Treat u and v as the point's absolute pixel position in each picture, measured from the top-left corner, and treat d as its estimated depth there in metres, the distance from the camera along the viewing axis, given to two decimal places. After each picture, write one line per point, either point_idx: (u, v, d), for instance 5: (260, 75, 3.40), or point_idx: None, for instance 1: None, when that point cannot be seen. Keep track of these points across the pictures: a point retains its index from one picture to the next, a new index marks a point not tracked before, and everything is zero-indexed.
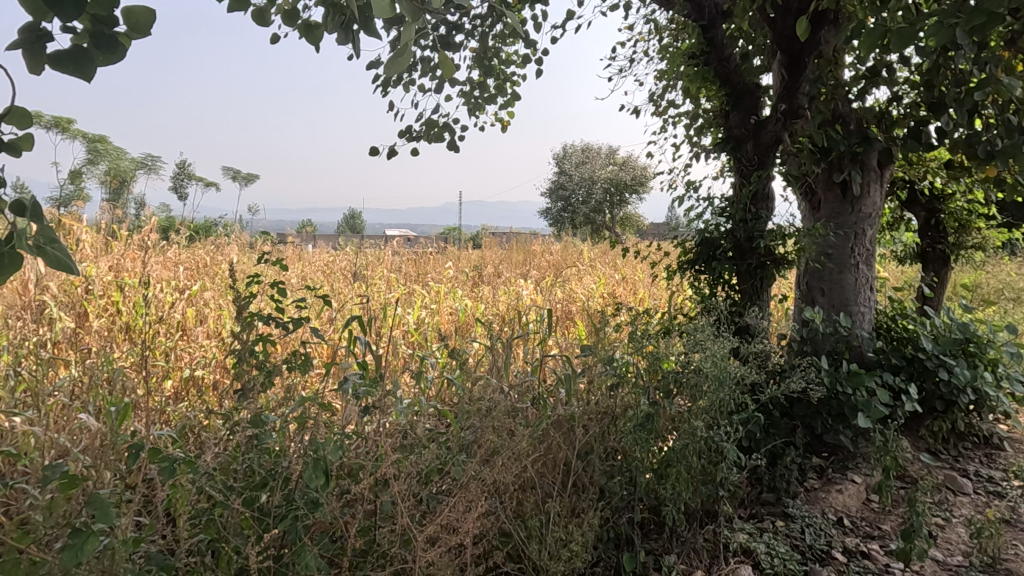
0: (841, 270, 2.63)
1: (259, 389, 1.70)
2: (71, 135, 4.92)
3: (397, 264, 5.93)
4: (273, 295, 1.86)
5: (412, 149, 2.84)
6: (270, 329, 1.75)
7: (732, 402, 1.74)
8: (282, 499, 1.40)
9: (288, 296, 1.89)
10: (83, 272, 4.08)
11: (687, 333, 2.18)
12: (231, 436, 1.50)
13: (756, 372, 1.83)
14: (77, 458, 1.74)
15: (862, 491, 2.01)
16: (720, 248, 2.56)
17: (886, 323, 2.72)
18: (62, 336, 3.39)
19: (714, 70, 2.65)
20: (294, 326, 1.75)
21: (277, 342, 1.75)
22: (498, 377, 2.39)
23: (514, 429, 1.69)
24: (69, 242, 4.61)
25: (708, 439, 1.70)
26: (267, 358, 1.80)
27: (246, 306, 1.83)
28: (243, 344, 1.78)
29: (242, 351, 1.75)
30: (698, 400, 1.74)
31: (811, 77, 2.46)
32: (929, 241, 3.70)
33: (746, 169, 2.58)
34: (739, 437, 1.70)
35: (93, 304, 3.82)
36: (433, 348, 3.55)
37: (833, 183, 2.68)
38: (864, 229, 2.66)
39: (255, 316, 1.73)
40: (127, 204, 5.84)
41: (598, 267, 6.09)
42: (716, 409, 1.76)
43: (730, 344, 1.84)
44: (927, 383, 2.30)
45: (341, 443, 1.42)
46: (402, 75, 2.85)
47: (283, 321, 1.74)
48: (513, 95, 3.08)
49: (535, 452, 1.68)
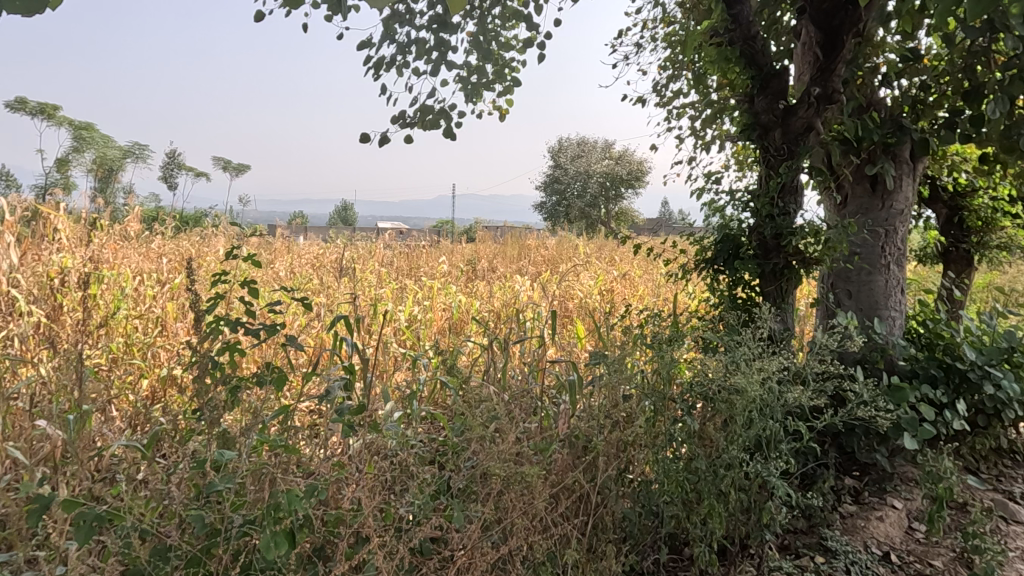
0: (870, 272, 2.44)
1: (227, 406, 1.49)
2: (54, 121, 4.68)
3: (389, 258, 5.72)
4: (243, 300, 1.62)
5: (405, 138, 2.55)
6: (239, 339, 1.50)
7: (777, 425, 1.54)
8: (240, 559, 1.25)
9: (262, 300, 1.66)
10: (60, 263, 3.86)
11: (710, 340, 1.98)
12: (192, 469, 1.32)
13: (797, 389, 1.62)
14: (33, 474, 1.55)
15: (904, 519, 1.81)
16: (742, 247, 2.37)
17: (917, 329, 2.53)
18: (33, 331, 3.19)
19: (738, 50, 2.45)
20: (267, 335, 1.50)
21: (247, 353, 1.51)
22: (497, 389, 2.16)
23: (522, 455, 1.50)
24: (46, 232, 4.39)
25: (745, 467, 1.51)
26: (239, 369, 1.60)
27: (208, 312, 1.59)
28: (206, 354, 1.55)
29: (207, 362, 1.52)
30: (737, 420, 1.53)
31: (848, 58, 2.26)
32: (952, 239, 3.48)
33: (774, 159, 2.38)
34: (781, 466, 1.51)
35: (68, 297, 3.57)
36: (425, 348, 3.36)
37: (863, 176, 2.48)
38: (896, 227, 2.47)
39: (219, 325, 1.49)
40: (114, 193, 5.63)
41: (595, 263, 5.90)
42: (756, 428, 1.56)
43: (773, 357, 1.61)
44: (970, 397, 2.11)
45: (319, 486, 1.22)
46: (395, 57, 2.55)
47: (254, 330, 1.49)
48: (513, 81, 2.83)
49: (542, 481, 1.50)
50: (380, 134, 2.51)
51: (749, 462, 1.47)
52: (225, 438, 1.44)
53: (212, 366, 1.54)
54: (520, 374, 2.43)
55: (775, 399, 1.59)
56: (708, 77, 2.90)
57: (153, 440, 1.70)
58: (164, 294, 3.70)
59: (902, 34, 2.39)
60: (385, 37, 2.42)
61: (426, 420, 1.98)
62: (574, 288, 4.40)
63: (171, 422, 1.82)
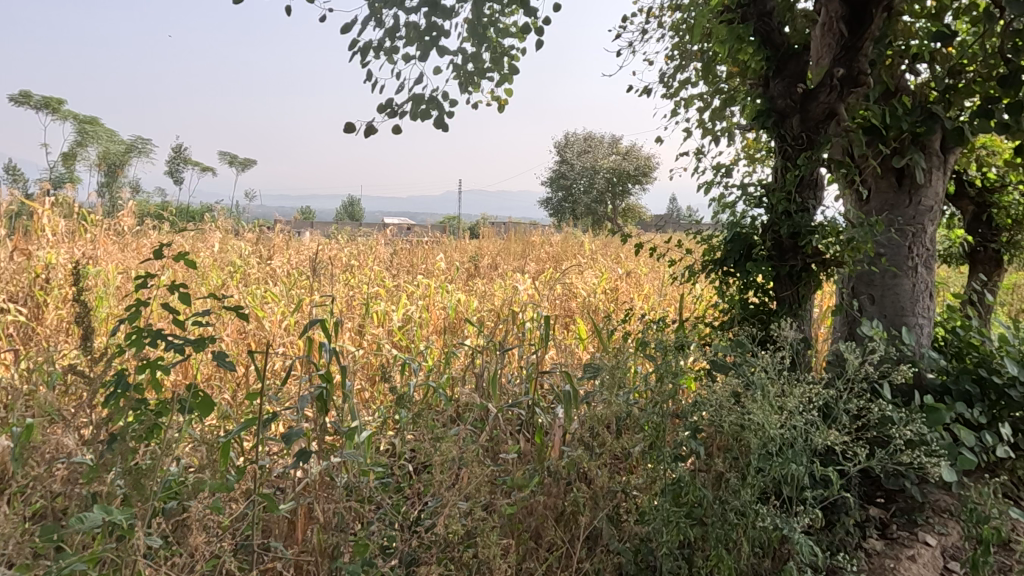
0: (896, 275, 2.21)
1: (138, 432, 1.28)
2: (59, 115, 4.53)
3: (388, 256, 5.52)
4: (170, 309, 1.40)
5: (392, 129, 2.07)
6: (159, 356, 1.29)
7: (799, 467, 1.35)
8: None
9: (192, 309, 1.45)
10: (45, 259, 3.70)
11: (728, 361, 1.73)
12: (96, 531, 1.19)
13: (822, 425, 1.43)
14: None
15: (938, 558, 1.59)
16: (755, 247, 2.17)
17: (945, 338, 2.30)
18: (12, 329, 3.03)
19: (753, 28, 2.26)
20: (193, 352, 1.29)
21: (170, 371, 1.29)
22: (481, 403, 1.93)
23: (497, 503, 1.35)
24: (35, 226, 4.22)
25: (759, 514, 1.33)
26: (163, 390, 1.39)
27: (128, 322, 1.38)
28: (122, 372, 1.32)
29: (121, 382, 1.28)
30: (753, 464, 1.35)
31: (877, 35, 2.05)
32: (981, 239, 3.19)
33: (792, 150, 2.21)
34: (801, 516, 1.32)
35: (50, 294, 3.40)
36: (416, 351, 3.15)
37: (887, 169, 2.27)
38: (925, 225, 2.25)
39: (135, 342, 1.27)
40: (122, 187, 5.48)
41: (601, 261, 5.65)
42: (774, 467, 1.38)
43: (797, 387, 1.42)
44: (1010, 415, 1.90)
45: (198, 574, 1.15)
46: (382, 41, 2.08)
47: (176, 347, 1.28)
48: (513, 69, 2.52)
49: (514, 532, 1.33)
50: (366, 123, 1.99)
51: (763, 511, 1.30)
52: (141, 473, 1.26)
53: (124, 387, 1.29)
54: (512, 384, 2.22)
55: (797, 436, 1.40)
56: (716, 62, 2.67)
57: (73, 456, 1.52)
58: (77, 267, 3.55)
59: (928, 15, 2.15)
60: (370, 16, 2.01)
61: (406, 437, 1.80)
62: (576, 287, 4.19)
63: (78, 437, 1.63)
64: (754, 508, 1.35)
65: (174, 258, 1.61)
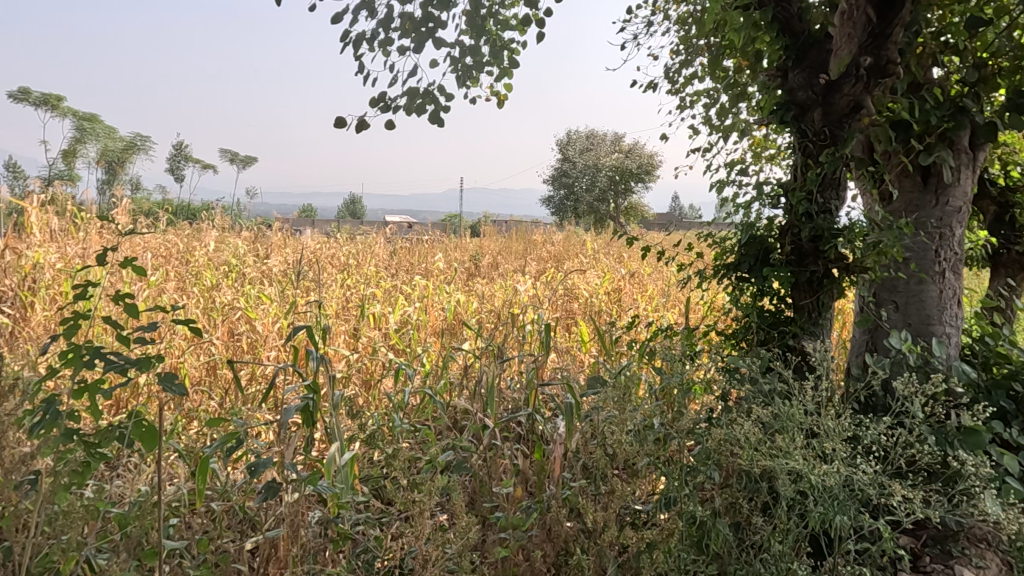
0: (921, 281, 2.07)
1: (84, 463, 1.15)
2: (59, 113, 4.41)
3: (387, 256, 5.39)
4: (113, 325, 1.29)
5: (385, 126, 1.93)
6: (97, 379, 1.17)
7: (843, 519, 1.21)
8: None
9: (139, 324, 1.34)
10: (33, 258, 3.57)
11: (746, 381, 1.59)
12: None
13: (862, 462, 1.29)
14: None
15: None
16: (774, 251, 2.03)
17: (973, 348, 2.15)
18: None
19: (770, 15, 2.12)
20: (136, 373, 1.16)
21: (110, 394, 1.17)
22: (477, 417, 1.80)
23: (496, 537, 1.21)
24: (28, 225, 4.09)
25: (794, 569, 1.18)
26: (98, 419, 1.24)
27: (64, 340, 1.25)
28: (53, 398, 1.16)
29: (51, 410, 1.14)
30: (788, 509, 1.21)
31: (907, 21, 1.90)
32: (1003, 239, 3.03)
33: (814, 147, 2.07)
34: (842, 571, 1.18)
35: (37, 295, 3.27)
36: (412, 355, 3.02)
37: (914, 168, 2.12)
38: (952, 227, 2.10)
39: (71, 363, 1.15)
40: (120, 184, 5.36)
41: (604, 261, 5.53)
42: (813, 514, 1.24)
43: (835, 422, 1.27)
44: None
45: None
46: (375, 32, 1.93)
47: (118, 368, 1.14)
48: (512, 63, 2.37)
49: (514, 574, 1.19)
50: (359, 119, 1.84)
51: (798, 569, 1.16)
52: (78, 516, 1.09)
53: (56, 416, 1.14)
54: (510, 393, 2.08)
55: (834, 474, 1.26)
56: (726, 57, 2.53)
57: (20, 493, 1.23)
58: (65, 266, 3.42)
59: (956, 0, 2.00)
60: (362, 5, 1.86)
61: (398, 453, 1.67)
62: (579, 287, 4.06)
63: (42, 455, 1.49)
64: (788, 561, 1.21)
65: (124, 267, 1.46)
